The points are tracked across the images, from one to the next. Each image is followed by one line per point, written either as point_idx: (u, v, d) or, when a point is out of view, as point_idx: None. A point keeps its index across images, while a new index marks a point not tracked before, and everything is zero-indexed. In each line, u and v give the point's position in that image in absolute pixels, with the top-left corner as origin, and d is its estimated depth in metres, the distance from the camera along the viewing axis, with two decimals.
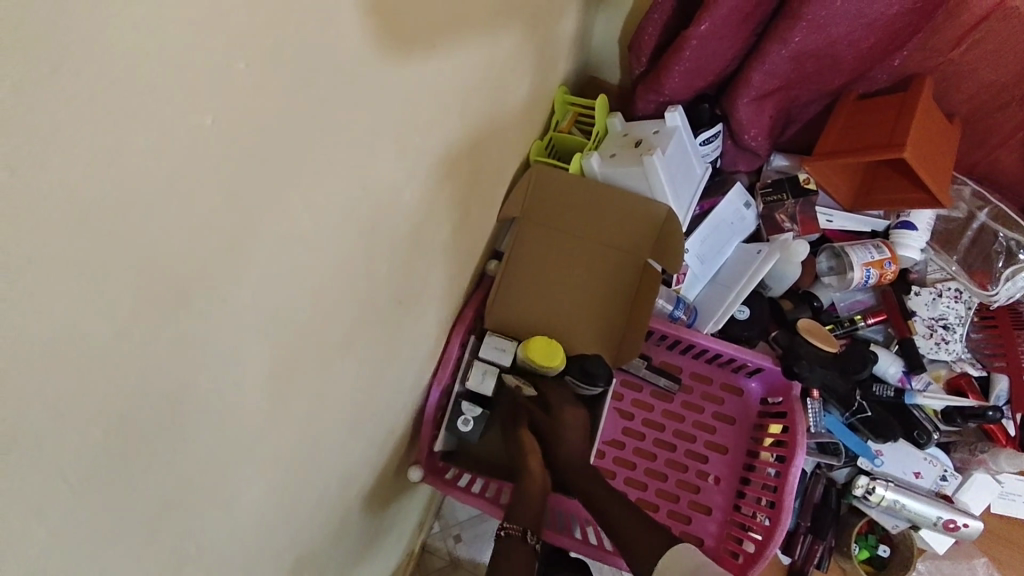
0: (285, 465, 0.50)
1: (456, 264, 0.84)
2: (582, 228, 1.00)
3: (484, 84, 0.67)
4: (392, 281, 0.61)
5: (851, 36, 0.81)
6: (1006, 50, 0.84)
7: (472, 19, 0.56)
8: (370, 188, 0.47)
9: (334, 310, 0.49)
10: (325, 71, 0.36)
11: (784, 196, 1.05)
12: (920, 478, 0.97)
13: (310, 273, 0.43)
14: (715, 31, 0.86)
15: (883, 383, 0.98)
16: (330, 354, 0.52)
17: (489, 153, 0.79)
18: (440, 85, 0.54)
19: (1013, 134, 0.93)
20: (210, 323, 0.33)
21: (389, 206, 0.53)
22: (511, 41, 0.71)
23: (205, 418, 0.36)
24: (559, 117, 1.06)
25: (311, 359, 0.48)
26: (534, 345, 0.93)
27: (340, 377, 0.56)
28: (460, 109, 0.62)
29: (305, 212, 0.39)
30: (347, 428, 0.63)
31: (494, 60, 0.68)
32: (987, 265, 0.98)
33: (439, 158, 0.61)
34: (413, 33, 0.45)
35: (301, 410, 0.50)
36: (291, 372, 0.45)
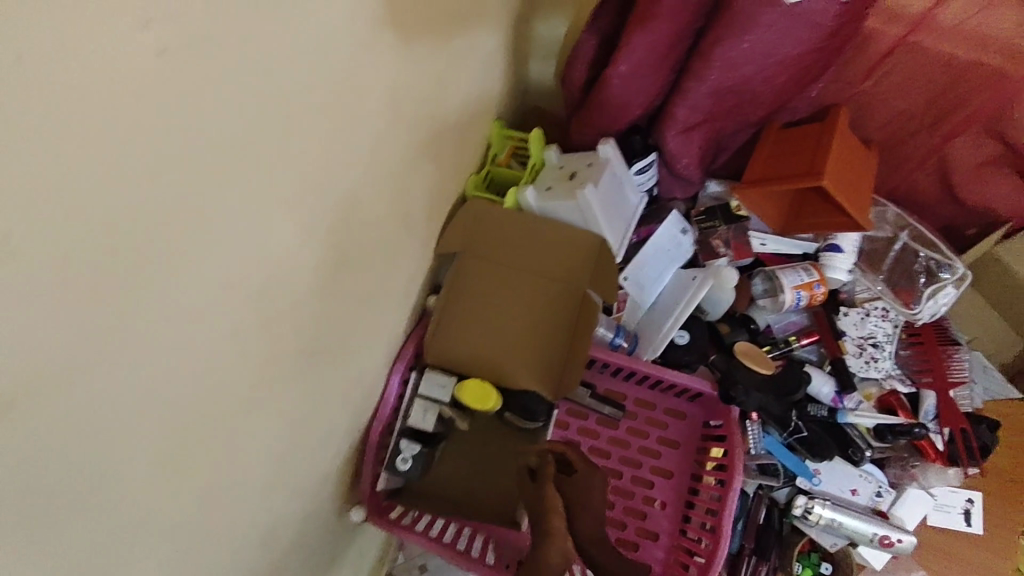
0: (193, 529, 0.49)
1: (390, 305, 0.85)
2: (520, 261, 1.00)
3: (403, 128, 0.67)
4: (310, 330, 0.61)
5: (763, 74, 0.84)
6: (912, 81, 0.87)
7: (378, 70, 0.56)
8: (274, 254, 0.48)
9: (240, 371, 0.49)
10: (201, 153, 0.35)
11: (716, 223, 1.08)
12: (857, 495, 0.99)
13: (209, 350, 0.42)
14: (636, 70, 0.87)
15: (818, 404, 1.00)
16: (241, 415, 0.51)
17: (417, 195, 0.80)
18: (349, 140, 0.54)
19: (928, 157, 0.98)
20: (82, 416, 0.33)
21: (302, 264, 0.53)
22: (430, 87, 0.72)
23: (95, 501, 0.36)
24: (498, 149, 1.06)
25: (218, 424, 0.48)
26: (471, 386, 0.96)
27: (255, 432, 0.55)
28: (376, 158, 0.62)
29: (196, 290, 0.39)
30: (267, 479, 0.62)
31: (412, 104, 0.68)
32: (909, 283, 1.02)
33: (352, 207, 0.61)
34: (313, 95, 0.46)
35: (209, 474, 0.49)
36: (200, 441, 0.45)
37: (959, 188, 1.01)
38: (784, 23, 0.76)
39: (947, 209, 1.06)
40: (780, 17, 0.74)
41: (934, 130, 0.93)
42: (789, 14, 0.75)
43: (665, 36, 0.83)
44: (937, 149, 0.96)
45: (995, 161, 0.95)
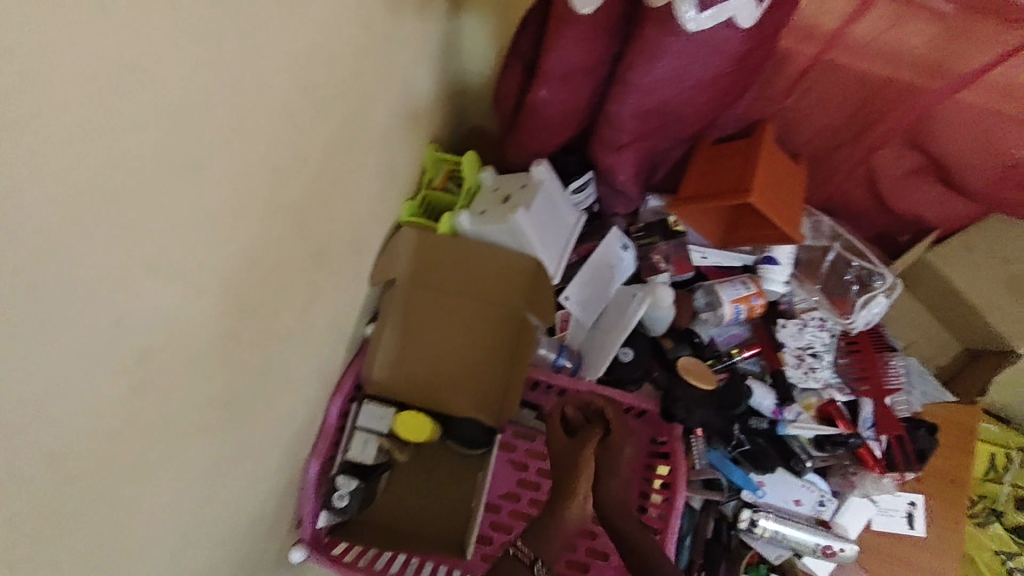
0: None
1: (319, 339, 0.83)
2: (459, 287, 1.01)
3: (309, 167, 0.66)
4: (218, 382, 0.59)
5: (682, 96, 0.84)
6: (831, 97, 0.89)
7: (264, 117, 0.54)
8: (149, 309, 0.46)
9: (118, 432, 0.46)
10: (24, 229, 0.33)
11: (655, 239, 1.09)
12: (800, 505, 1.01)
13: (67, 431, 0.41)
14: (557, 95, 0.87)
15: (759, 416, 1.02)
16: (128, 476, 0.49)
17: (338, 228, 0.78)
18: (234, 191, 0.52)
19: (856, 168, 1.00)
20: None
21: (193, 313, 0.51)
22: (339, 123, 0.70)
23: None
24: (433, 173, 1.06)
25: (94, 491, 0.45)
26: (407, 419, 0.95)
27: (152, 492, 0.53)
28: (277, 202, 0.61)
29: (49, 357, 0.37)
30: (180, 536, 0.59)
31: (317, 143, 0.66)
32: (843, 292, 1.04)
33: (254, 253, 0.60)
34: (178, 145, 0.44)
35: (92, 544, 0.46)
36: (78, 520, 0.44)
37: (889, 197, 1.02)
38: (692, 49, 0.76)
39: (876, 218, 1.09)
40: (684, 43, 0.74)
41: (857, 144, 0.95)
42: (697, 41, 0.74)
43: (577, 60, 0.82)
44: (863, 161, 0.98)
45: (920, 171, 0.96)
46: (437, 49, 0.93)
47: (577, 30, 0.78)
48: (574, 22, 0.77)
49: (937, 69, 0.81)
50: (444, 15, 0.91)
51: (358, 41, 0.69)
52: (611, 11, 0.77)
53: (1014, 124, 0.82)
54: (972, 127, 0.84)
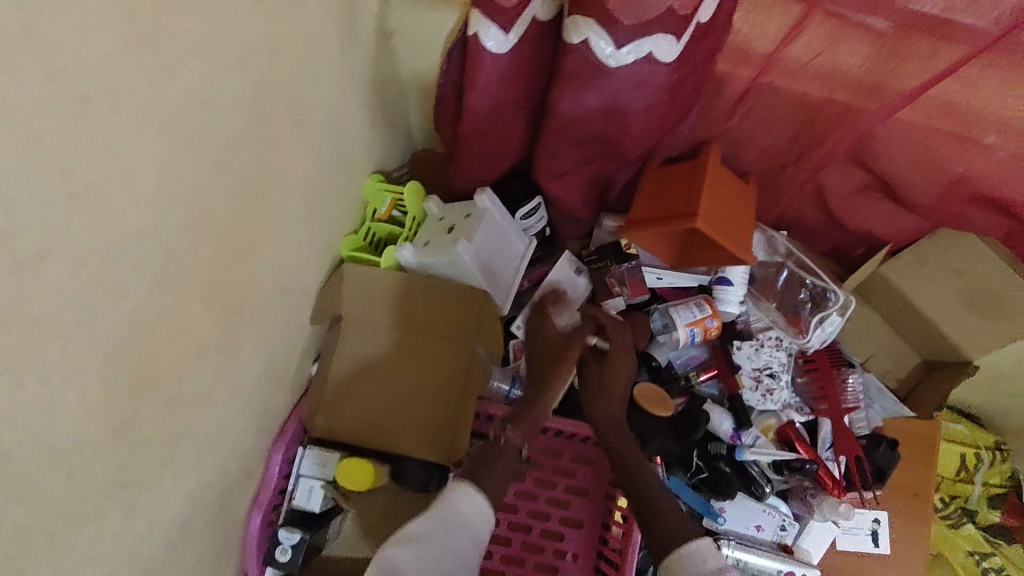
0: None
1: (243, 388, 0.80)
2: (403, 325, 0.98)
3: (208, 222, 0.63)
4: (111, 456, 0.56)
5: (614, 126, 0.82)
6: (772, 119, 0.88)
7: (134, 184, 0.51)
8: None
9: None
10: None
11: (608, 263, 1.06)
12: (762, 530, 0.99)
13: None
14: (488, 124, 0.84)
15: (718, 441, 0.99)
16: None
17: (252, 274, 0.76)
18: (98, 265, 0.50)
19: (805, 186, 0.98)
20: None
21: (55, 390, 0.49)
22: (244, 172, 0.67)
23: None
24: (376, 204, 1.02)
25: None
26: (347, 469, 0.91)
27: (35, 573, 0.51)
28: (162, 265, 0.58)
29: None
30: None
31: (217, 196, 0.63)
32: (797, 309, 1.03)
33: (141, 321, 0.57)
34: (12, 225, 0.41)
35: None
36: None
37: (839, 213, 1.01)
38: (616, 86, 0.74)
39: (830, 234, 1.07)
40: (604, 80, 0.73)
41: (800, 164, 0.94)
42: (618, 78, 0.73)
43: (503, 94, 0.80)
44: (811, 179, 0.96)
45: (867, 188, 0.95)
46: (368, 80, 0.90)
47: (495, 68, 0.75)
48: (491, 62, 0.74)
49: (872, 90, 0.79)
50: (372, 46, 0.88)
51: (260, 86, 0.66)
52: (528, 47, 0.74)
53: (954, 142, 0.81)
54: (913, 145, 0.83)
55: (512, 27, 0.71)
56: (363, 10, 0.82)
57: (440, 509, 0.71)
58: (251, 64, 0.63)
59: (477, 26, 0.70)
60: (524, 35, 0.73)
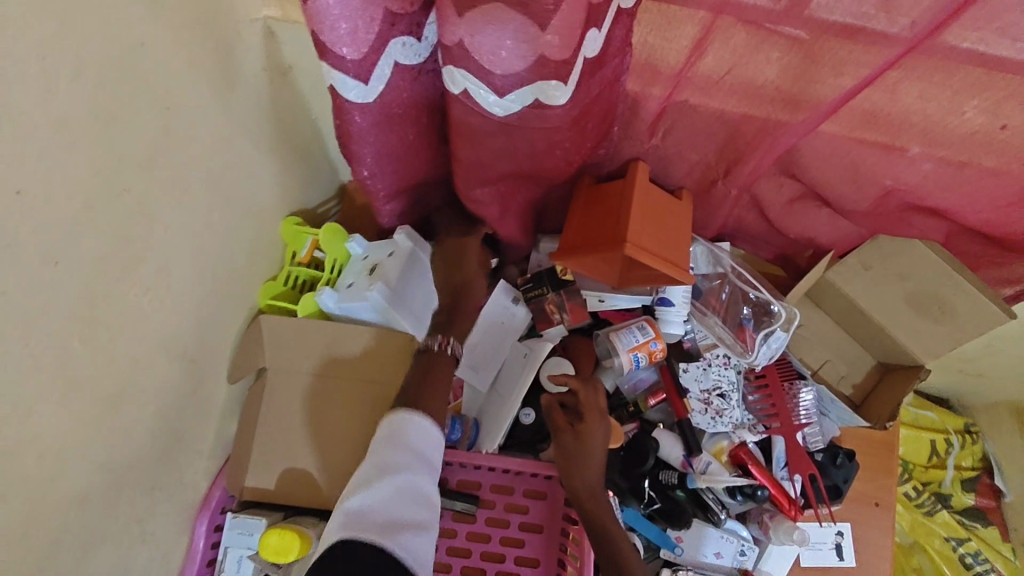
0: None
1: (156, 465, 0.75)
2: (328, 369, 0.92)
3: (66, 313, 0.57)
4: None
5: (519, 161, 0.77)
6: (695, 133, 0.84)
7: None
8: None
9: None
10: None
11: (544, 290, 1.01)
12: (721, 557, 0.95)
13: None
14: (383, 165, 0.78)
15: (669, 469, 0.96)
16: None
17: (153, 346, 0.70)
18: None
19: (741, 197, 0.94)
20: None
21: None
22: (105, 245, 0.61)
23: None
24: (296, 246, 0.96)
25: None
26: (271, 541, 0.80)
27: None
28: (8, 371, 0.52)
29: None
30: None
31: (74, 277, 0.57)
32: (742, 322, 0.99)
33: None
34: None
35: None
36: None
37: (779, 221, 0.98)
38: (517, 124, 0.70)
39: (774, 242, 1.04)
40: (501, 123, 0.69)
41: (730, 179, 0.90)
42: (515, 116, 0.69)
43: (393, 136, 0.74)
44: (744, 190, 0.93)
45: (803, 197, 0.92)
46: (264, 121, 0.84)
47: (369, 118, 0.69)
48: (360, 110, 0.68)
49: (793, 103, 0.75)
50: (265, 84, 0.82)
51: (116, 156, 0.60)
52: (403, 90, 0.68)
53: (881, 150, 0.78)
54: (839, 157, 0.81)
55: (370, 77, 0.64)
56: (244, 51, 0.76)
57: (382, 435, 0.72)
58: (99, 134, 0.57)
59: (331, 78, 0.63)
60: (390, 81, 0.66)
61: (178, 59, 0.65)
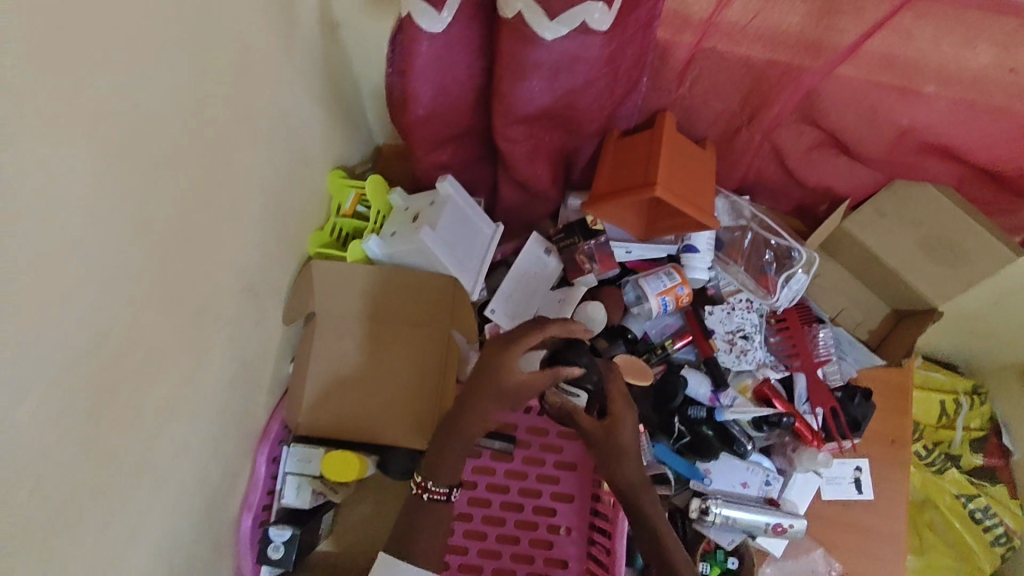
0: None
1: (229, 390, 0.81)
2: (375, 313, 0.98)
3: (159, 229, 0.62)
4: (79, 476, 0.56)
5: (561, 101, 0.83)
6: (721, 81, 0.89)
7: (80, 198, 0.51)
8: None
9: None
10: None
11: (575, 239, 1.06)
12: (747, 487, 1.01)
13: None
14: (436, 106, 0.85)
15: (697, 405, 1.01)
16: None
17: (227, 278, 0.76)
18: (44, 282, 0.49)
19: (761, 146, 0.99)
20: None
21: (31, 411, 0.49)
22: (193, 171, 0.66)
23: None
24: (340, 199, 1.02)
25: None
26: (334, 458, 0.89)
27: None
28: (121, 276, 0.58)
29: None
30: None
31: (168, 198, 0.63)
32: (764, 269, 1.05)
33: (103, 330, 0.57)
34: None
35: None
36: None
37: (797, 171, 1.02)
38: (562, 61, 0.76)
39: (792, 193, 1.09)
40: (550, 56, 0.75)
41: (752, 127, 0.95)
42: (563, 53, 0.75)
43: (449, 74, 0.80)
44: (765, 140, 0.98)
45: (822, 145, 0.97)
46: (317, 73, 0.89)
47: (435, 48, 0.75)
48: (427, 40, 0.74)
49: (814, 48, 0.80)
50: (318, 38, 0.87)
51: (200, 88, 0.65)
52: (464, 25, 0.75)
53: (897, 93, 0.83)
54: (857, 101, 0.85)
55: (443, 6, 0.71)
56: (302, 5, 0.81)
57: None
58: (189, 66, 0.62)
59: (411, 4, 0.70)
60: (456, 13, 0.73)
61: (249, 6, 0.71)
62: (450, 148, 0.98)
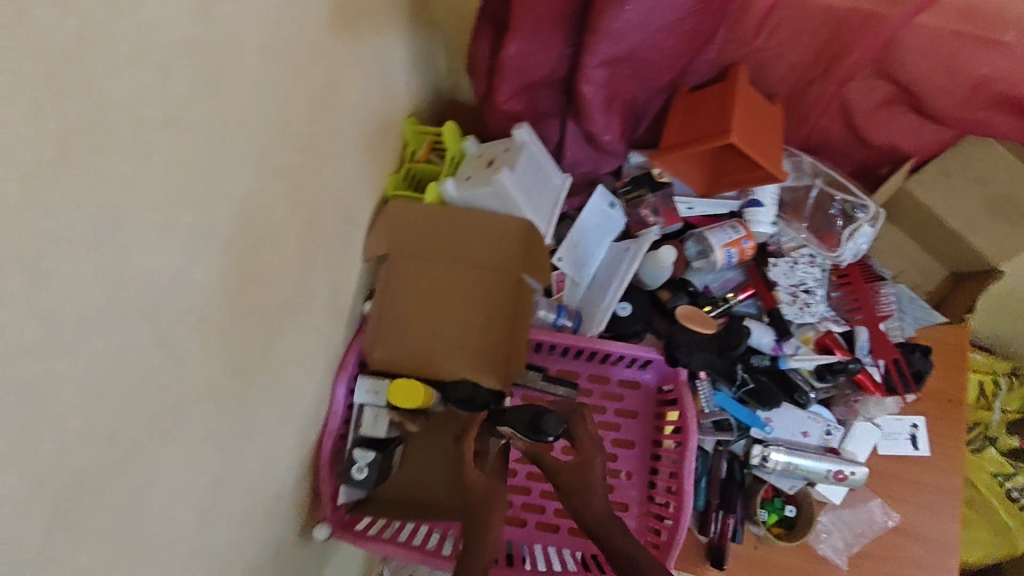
0: (130, 551, 0.50)
1: (323, 312, 0.84)
2: (448, 255, 1.00)
3: (290, 134, 0.65)
4: (224, 360, 0.59)
5: (650, 40, 0.85)
6: (800, 32, 0.91)
7: (248, 83, 0.55)
8: (161, 271, 0.48)
9: (150, 393, 0.49)
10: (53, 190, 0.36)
11: (643, 192, 1.10)
12: (808, 436, 1.04)
13: (99, 378, 0.43)
14: (529, 45, 0.88)
15: (760, 354, 1.04)
16: (167, 437, 0.52)
17: (329, 199, 0.79)
18: (218, 157, 0.52)
19: (830, 104, 1.02)
20: None
21: (199, 278, 0.53)
22: (314, 86, 0.69)
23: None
24: (415, 147, 1.05)
25: (135, 450, 0.48)
26: (397, 387, 0.92)
27: (190, 450, 0.56)
28: (263, 171, 0.61)
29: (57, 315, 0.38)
30: (216, 494, 0.62)
31: (298, 106, 0.66)
32: (830, 227, 1.08)
33: (250, 219, 0.60)
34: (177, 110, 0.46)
35: (138, 499, 0.50)
36: (95, 496, 0.45)
37: (864, 129, 1.04)
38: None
39: (854, 153, 1.11)
40: None
41: (827, 79, 0.97)
42: None
43: (545, 10, 0.84)
44: (835, 95, 1.00)
45: (892, 101, 0.98)
46: (405, 16, 0.93)
47: None
48: None
49: None
50: None
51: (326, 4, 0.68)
52: None
53: (974, 44, 0.84)
54: (935, 50, 0.86)
55: None
56: None
57: None
58: None
59: None
60: None
61: None
62: (527, 96, 1.00)
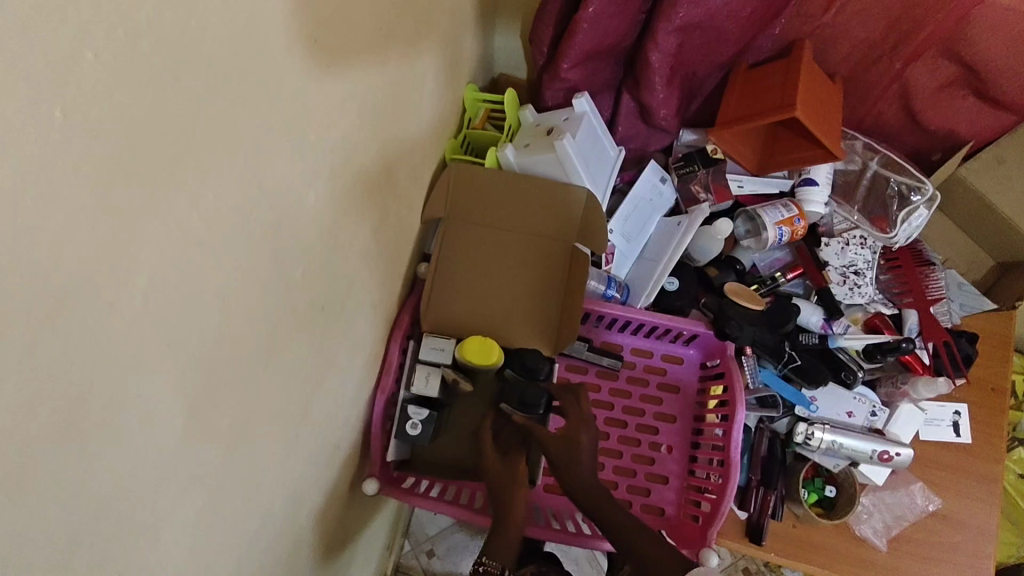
0: (214, 468, 0.51)
1: (383, 266, 0.85)
2: (503, 219, 0.99)
3: (379, 82, 0.67)
4: (303, 297, 0.60)
5: (728, 6, 0.87)
6: (870, 7, 0.91)
7: (354, 21, 0.56)
8: (272, 191, 0.49)
9: (249, 314, 0.50)
10: (206, 89, 0.37)
11: (695, 169, 1.10)
12: (853, 416, 1.05)
13: (219, 286, 0.44)
14: (603, 11, 0.90)
15: (808, 333, 1.06)
16: (254, 362, 0.53)
17: (401, 153, 0.80)
18: (323, 88, 0.54)
19: (891, 85, 1.02)
20: (116, 316, 0.35)
21: (295, 206, 0.54)
22: (402, 37, 0.70)
23: (111, 437, 0.37)
24: (471, 114, 1.06)
25: (230, 367, 0.49)
26: (472, 344, 0.94)
27: (268, 380, 0.57)
28: (354, 111, 0.62)
29: (192, 213, 0.39)
30: (283, 430, 0.63)
31: (388, 54, 0.67)
32: (883, 210, 1.09)
33: (339, 157, 0.61)
34: (299, 35, 0.47)
35: (227, 417, 0.51)
36: (212, 394, 0.47)
37: (922, 113, 1.04)
38: None
39: (909, 137, 1.11)
40: None
41: (896, 55, 0.96)
42: None
43: None
44: (899, 75, 0.99)
45: (953, 84, 0.98)
46: None
47: None
48: None
49: None
50: None
51: None
52: None
53: None
54: (1008, 27, 0.85)
55: None
56: None
57: None
58: None
59: None
60: None
61: None
62: (589, 66, 1.01)
